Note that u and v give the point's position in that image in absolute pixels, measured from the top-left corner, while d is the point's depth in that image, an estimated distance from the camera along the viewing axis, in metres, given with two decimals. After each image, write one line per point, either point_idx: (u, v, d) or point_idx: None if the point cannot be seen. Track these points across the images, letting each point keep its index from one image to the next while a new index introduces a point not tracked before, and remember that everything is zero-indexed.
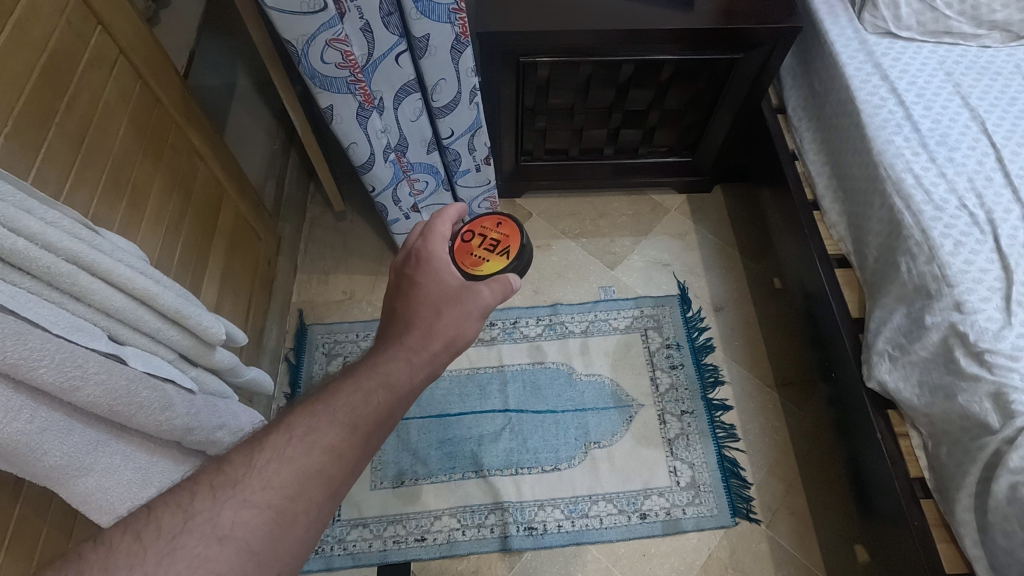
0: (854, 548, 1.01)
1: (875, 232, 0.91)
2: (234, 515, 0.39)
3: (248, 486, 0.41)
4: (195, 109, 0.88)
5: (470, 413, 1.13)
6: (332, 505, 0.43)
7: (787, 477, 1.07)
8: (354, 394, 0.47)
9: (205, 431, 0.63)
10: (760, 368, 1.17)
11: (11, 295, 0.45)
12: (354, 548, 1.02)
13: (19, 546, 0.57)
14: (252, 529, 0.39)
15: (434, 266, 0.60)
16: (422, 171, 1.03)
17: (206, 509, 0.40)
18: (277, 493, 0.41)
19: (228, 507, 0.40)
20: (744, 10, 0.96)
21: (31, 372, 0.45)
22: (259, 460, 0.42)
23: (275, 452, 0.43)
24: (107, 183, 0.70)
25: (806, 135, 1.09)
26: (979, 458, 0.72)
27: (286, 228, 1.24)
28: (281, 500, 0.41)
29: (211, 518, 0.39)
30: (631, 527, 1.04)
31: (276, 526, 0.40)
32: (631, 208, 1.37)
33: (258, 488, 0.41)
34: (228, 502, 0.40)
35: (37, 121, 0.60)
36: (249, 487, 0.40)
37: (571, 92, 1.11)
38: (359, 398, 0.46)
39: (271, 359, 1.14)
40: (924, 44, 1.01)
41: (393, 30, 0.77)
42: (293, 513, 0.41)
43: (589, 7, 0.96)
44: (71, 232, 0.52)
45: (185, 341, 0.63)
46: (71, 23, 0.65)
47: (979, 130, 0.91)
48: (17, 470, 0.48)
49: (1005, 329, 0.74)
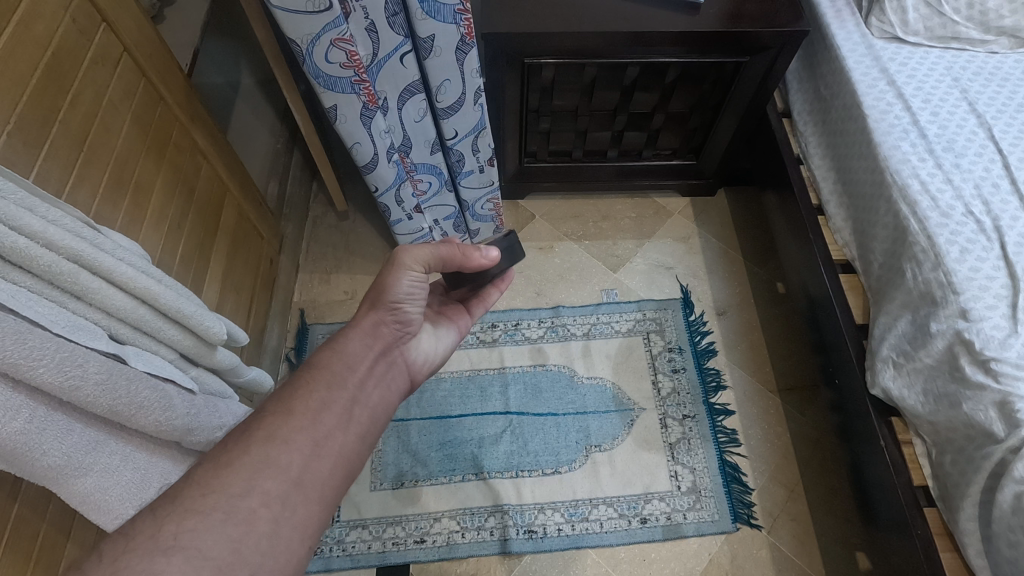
0: (855, 556, 1.00)
1: (880, 238, 0.90)
2: (179, 527, 0.45)
3: (188, 498, 0.46)
4: (197, 107, 0.88)
5: (470, 416, 1.13)
6: (295, 493, 0.50)
7: (788, 484, 1.06)
8: (289, 390, 0.56)
9: (205, 432, 0.63)
10: (762, 374, 1.17)
11: (12, 294, 0.45)
12: (354, 550, 1.02)
13: (17, 545, 0.57)
14: (202, 533, 0.44)
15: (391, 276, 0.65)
16: (424, 172, 1.02)
17: (147, 528, 0.44)
18: (222, 496, 0.47)
19: (171, 521, 0.45)
20: (750, 13, 0.95)
21: (31, 371, 0.45)
22: (200, 476, 0.48)
23: (213, 464, 0.49)
24: (109, 181, 0.69)
25: (811, 140, 1.09)
26: (983, 467, 0.71)
27: (288, 227, 1.24)
28: (227, 503, 0.47)
29: (154, 535, 0.44)
30: (631, 532, 1.03)
31: (231, 524, 0.46)
32: (634, 211, 1.37)
33: (201, 497, 0.46)
34: (170, 518, 0.45)
35: (40, 117, 0.60)
36: (189, 499, 0.46)
37: (575, 94, 1.11)
38: (293, 392, 0.56)
39: (272, 359, 1.14)
40: (932, 50, 1.01)
41: (398, 30, 0.77)
42: (248, 511, 0.47)
43: (594, 8, 0.95)
44: (74, 231, 0.52)
45: (186, 341, 0.63)
46: (76, 20, 0.65)
47: (986, 137, 0.90)
48: (15, 470, 0.47)
49: (1012, 338, 0.74)
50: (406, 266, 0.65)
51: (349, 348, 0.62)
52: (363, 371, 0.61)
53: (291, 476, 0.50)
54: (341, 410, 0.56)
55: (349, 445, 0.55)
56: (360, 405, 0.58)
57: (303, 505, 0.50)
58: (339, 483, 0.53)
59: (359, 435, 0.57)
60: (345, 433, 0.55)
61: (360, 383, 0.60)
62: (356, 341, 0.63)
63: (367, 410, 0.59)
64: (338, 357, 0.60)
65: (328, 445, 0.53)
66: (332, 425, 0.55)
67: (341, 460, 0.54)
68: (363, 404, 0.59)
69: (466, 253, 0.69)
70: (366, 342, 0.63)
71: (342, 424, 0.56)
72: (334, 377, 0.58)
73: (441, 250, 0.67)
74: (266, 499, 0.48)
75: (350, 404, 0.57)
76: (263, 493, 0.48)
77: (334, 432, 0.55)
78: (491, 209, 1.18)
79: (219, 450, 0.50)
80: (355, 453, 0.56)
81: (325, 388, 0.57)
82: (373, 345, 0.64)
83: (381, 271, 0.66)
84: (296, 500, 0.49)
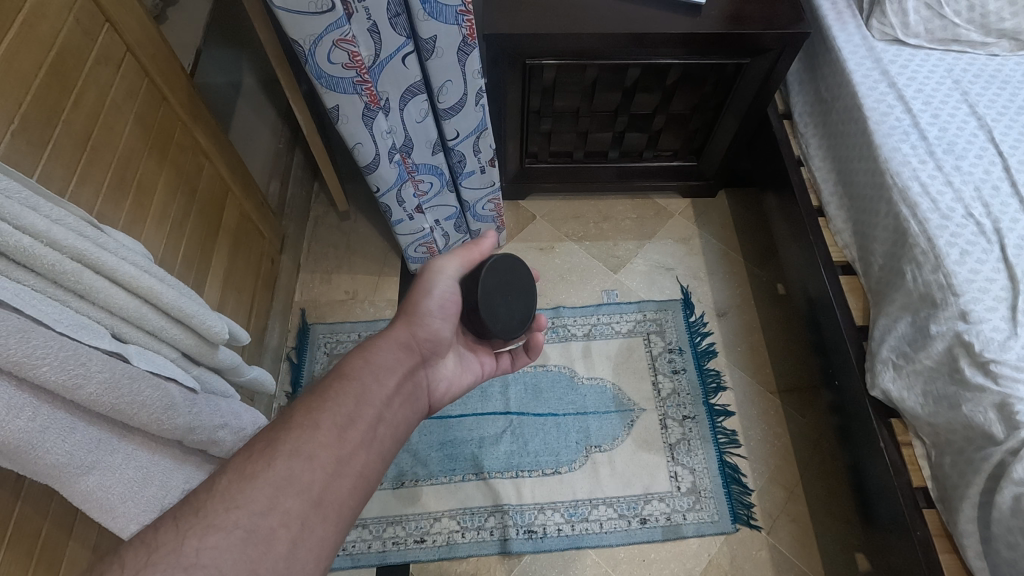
0: (855, 557, 1.00)
1: (880, 240, 0.91)
2: (199, 542, 0.44)
3: (211, 512, 0.46)
4: (200, 107, 0.88)
5: (471, 416, 1.13)
6: (314, 513, 0.49)
7: (788, 485, 1.07)
8: (316, 401, 0.56)
9: (206, 431, 0.63)
10: (762, 375, 1.17)
11: (15, 293, 0.45)
12: (354, 550, 1.02)
13: (19, 543, 0.57)
14: (221, 552, 0.44)
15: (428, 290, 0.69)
16: (426, 173, 1.02)
17: (170, 540, 0.44)
18: (245, 513, 0.47)
19: (193, 535, 0.45)
20: (752, 15, 0.96)
21: (34, 370, 0.45)
22: (223, 488, 0.48)
23: (239, 476, 0.49)
24: (112, 180, 0.70)
25: (811, 142, 1.09)
26: (982, 469, 0.72)
27: (289, 227, 1.24)
28: (249, 520, 0.46)
29: (176, 549, 0.44)
30: (631, 532, 1.03)
31: (250, 544, 0.45)
32: (635, 211, 1.37)
33: (223, 512, 0.46)
34: (192, 531, 0.45)
35: (44, 117, 0.60)
36: (212, 513, 0.46)
37: (576, 95, 1.11)
38: (321, 404, 0.56)
39: (274, 358, 1.14)
40: (932, 52, 1.01)
41: (400, 31, 0.77)
42: (268, 530, 0.47)
43: (596, 9, 0.96)
44: (77, 230, 0.52)
45: (188, 340, 0.63)
46: (80, 20, 0.65)
47: (986, 139, 0.90)
48: (18, 468, 0.47)
49: (1011, 340, 0.74)
50: (439, 274, 0.71)
51: (380, 359, 0.63)
52: (391, 388, 0.61)
53: (312, 495, 0.50)
54: (366, 428, 0.57)
55: (369, 465, 0.55)
56: (384, 424, 0.59)
57: (321, 527, 0.49)
58: (357, 504, 0.53)
59: (380, 453, 0.57)
60: (368, 452, 0.56)
61: (386, 400, 0.60)
62: (389, 354, 0.64)
63: (390, 428, 0.59)
64: (367, 369, 0.61)
65: (350, 465, 0.54)
66: (356, 444, 0.55)
67: (361, 481, 0.54)
68: (387, 423, 0.59)
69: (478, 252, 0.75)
70: (397, 355, 0.65)
71: (366, 443, 0.56)
72: (362, 392, 0.58)
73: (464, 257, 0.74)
74: (286, 518, 0.48)
75: (375, 422, 0.58)
76: (284, 512, 0.48)
77: (358, 451, 0.55)
78: (492, 210, 1.18)
79: (244, 460, 0.50)
80: (374, 472, 0.56)
81: (351, 403, 0.57)
82: (404, 360, 0.65)
83: (414, 281, 0.71)
84: (315, 521, 0.49)
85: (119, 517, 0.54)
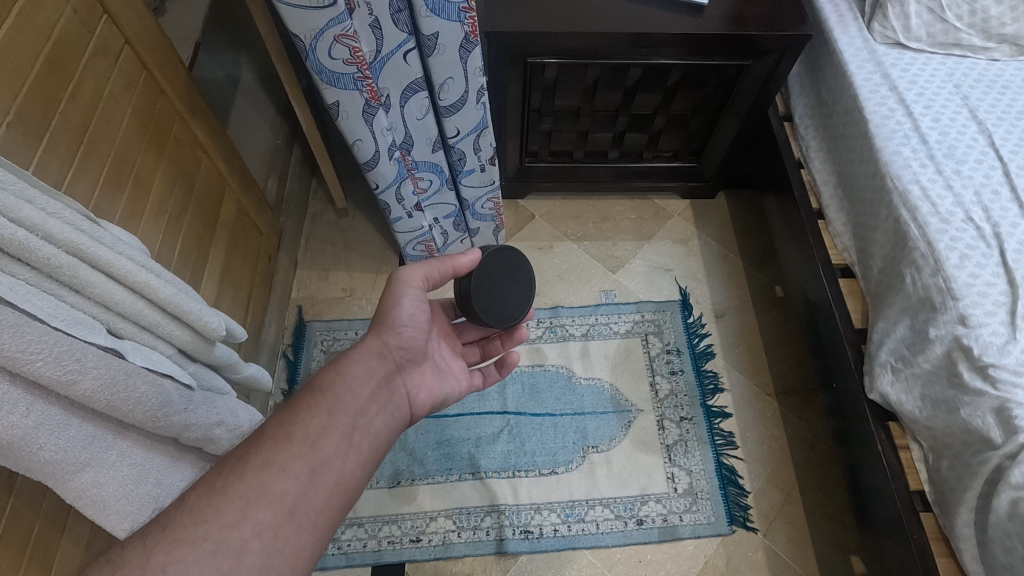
0: (851, 559, 1.00)
1: (880, 243, 0.91)
2: (166, 557, 0.44)
3: (180, 527, 0.46)
4: (197, 99, 0.87)
5: (468, 415, 1.12)
6: (287, 521, 0.50)
7: (785, 487, 1.07)
8: (291, 414, 0.56)
9: (202, 428, 0.62)
10: (760, 377, 1.17)
11: (10, 286, 0.45)
12: (349, 549, 1.01)
13: (13, 539, 0.56)
14: (189, 565, 0.44)
15: (397, 298, 0.67)
16: (425, 170, 1.02)
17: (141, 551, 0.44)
18: (214, 526, 0.47)
19: (160, 550, 0.44)
20: (755, 17, 0.95)
21: (29, 365, 0.44)
22: (193, 504, 0.48)
23: (208, 491, 0.49)
24: (109, 174, 0.69)
25: (812, 144, 1.09)
26: (980, 473, 0.72)
27: (286, 223, 1.24)
28: (218, 533, 0.46)
29: (142, 565, 0.43)
30: (627, 533, 1.03)
31: (220, 556, 0.45)
32: (634, 211, 1.37)
33: (193, 526, 0.46)
34: (160, 547, 0.44)
35: (41, 109, 0.59)
36: (180, 527, 0.46)
37: (577, 95, 1.11)
38: (294, 417, 0.56)
39: (270, 356, 1.13)
40: (933, 56, 1.01)
41: (402, 27, 0.77)
42: (239, 541, 0.47)
43: (599, 8, 0.95)
44: (72, 223, 0.51)
45: (185, 335, 0.62)
46: (78, 11, 0.64)
47: (986, 144, 0.90)
48: (12, 465, 0.47)
49: (1010, 344, 0.74)
50: (406, 285, 0.68)
51: (353, 369, 0.63)
52: (365, 396, 0.62)
53: (285, 505, 0.50)
54: (341, 437, 0.57)
55: (346, 471, 0.56)
56: (360, 431, 0.59)
57: (295, 535, 0.50)
58: (334, 511, 0.54)
59: (357, 461, 0.58)
60: (343, 460, 0.56)
61: (361, 408, 0.61)
62: (362, 364, 0.64)
63: (367, 436, 0.60)
64: (341, 381, 0.61)
65: (325, 474, 0.54)
66: (331, 451, 0.55)
67: (337, 488, 0.55)
68: (362, 430, 0.60)
69: (456, 265, 0.73)
70: (370, 364, 0.65)
71: (341, 451, 0.56)
72: (335, 402, 0.59)
73: (438, 268, 0.70)
74: (258, 529, 0.48)
75: (349, 430, 0.58)
76: (256, 523, 0.48)
77: (333, 460, 0.55)
78: (491, 209, 1.17)
79: (215, 475, 0.50)
80: (353, 480, 0.57)
81: (325, 413, 0.57)
82: (377, 368, 0.65)
83: (383, 294, 0.69)
84: (289, 530, 0.50)
85: (114, 514, 0.54)
